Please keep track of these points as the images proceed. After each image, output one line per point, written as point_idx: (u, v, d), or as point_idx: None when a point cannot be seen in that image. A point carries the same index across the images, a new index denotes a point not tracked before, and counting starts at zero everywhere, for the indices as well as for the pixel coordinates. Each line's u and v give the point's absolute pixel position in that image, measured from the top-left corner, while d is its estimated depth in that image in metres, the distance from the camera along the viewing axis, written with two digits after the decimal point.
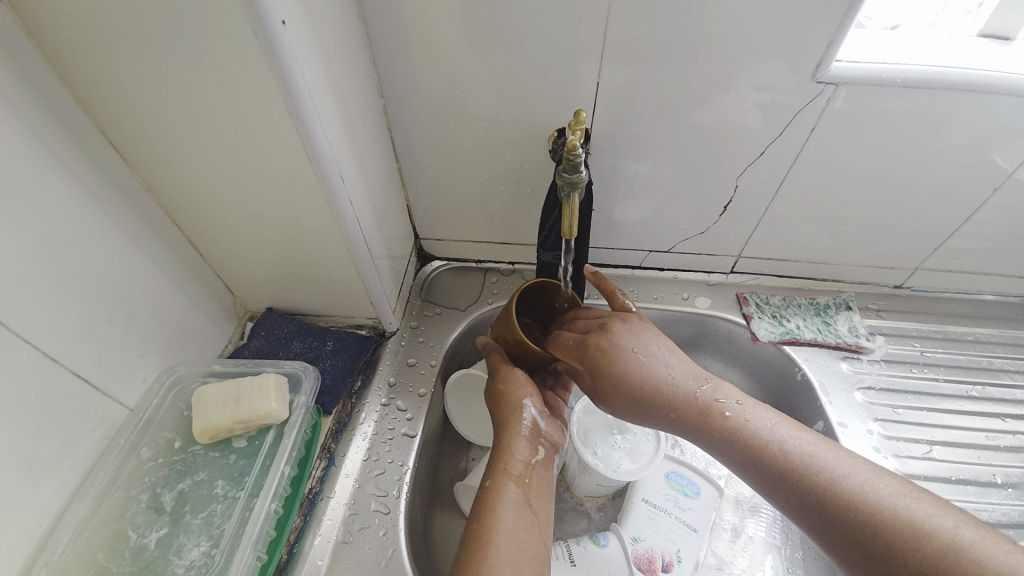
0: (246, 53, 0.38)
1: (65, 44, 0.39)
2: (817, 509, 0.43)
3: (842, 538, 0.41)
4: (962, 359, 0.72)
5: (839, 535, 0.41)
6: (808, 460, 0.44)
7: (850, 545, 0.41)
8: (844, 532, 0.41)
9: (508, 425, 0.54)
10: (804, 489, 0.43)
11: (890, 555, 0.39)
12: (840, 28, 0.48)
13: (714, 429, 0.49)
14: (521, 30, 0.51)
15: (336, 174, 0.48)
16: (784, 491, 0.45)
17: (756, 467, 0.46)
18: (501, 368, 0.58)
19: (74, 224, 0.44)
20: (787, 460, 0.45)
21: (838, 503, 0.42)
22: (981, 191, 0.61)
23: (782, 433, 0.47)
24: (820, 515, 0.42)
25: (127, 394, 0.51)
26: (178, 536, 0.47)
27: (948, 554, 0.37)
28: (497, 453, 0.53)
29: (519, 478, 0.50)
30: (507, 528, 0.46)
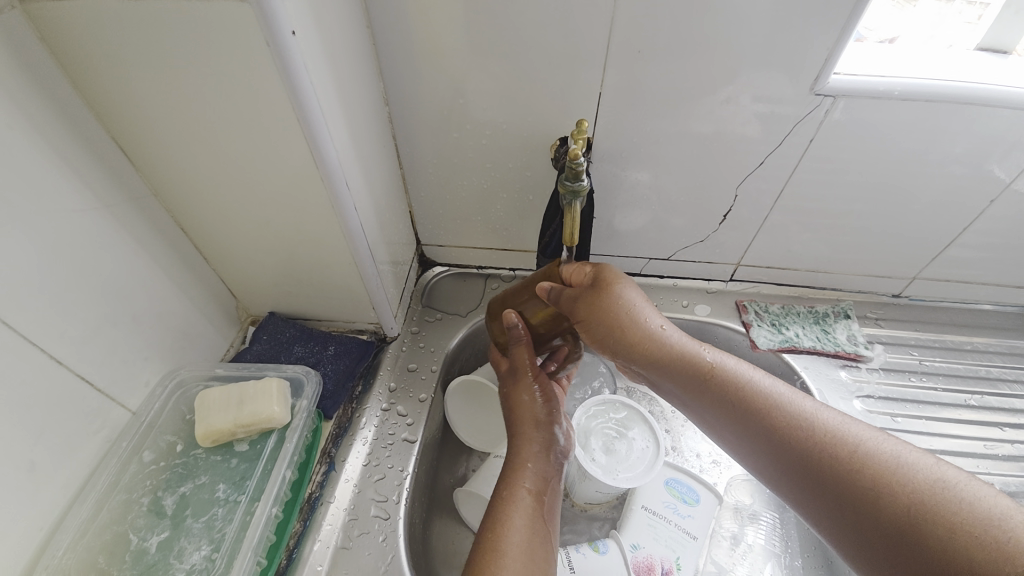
0: (257, 61, 0.39)
1: (78, 51, 0.40)
2: (802, 463, 0.41)
3: (826, 491, 0.40)
4: (960, 369, 0.72)
5: (824, 489, 0.40)
6: (796, 416, 0.44)
7: (835, 498, 0.39)
8: (829, 485, 0.40)
9: (525, 433, 0.55)
10: (790, 445, 0.43)
11: (875, 505, 0.37)
12: (838, 42, 0.49)
13: (704, 386, 0.48)
14: (525, 40, 0.52)
15: (341, 180, 0.49)
16: (770, 446, 0.44)
17: (738, 416, 0.46)
18: (525, 369, 0.55)
19: (82, 227, 0.45)
20: (776, 415, 0.44)
21: (823, 455, 0.41)
22: (979, 202, 0.62)
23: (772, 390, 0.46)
24: (805, 470, 0.41)
25: (129, 397, 0.51)
26: (179, 540, 0.47)
27: (933, 498, 0.35)
28: (513, 462, 0.53)
29: (532, 488, 0.51)
30: (520, 537, 0.47)
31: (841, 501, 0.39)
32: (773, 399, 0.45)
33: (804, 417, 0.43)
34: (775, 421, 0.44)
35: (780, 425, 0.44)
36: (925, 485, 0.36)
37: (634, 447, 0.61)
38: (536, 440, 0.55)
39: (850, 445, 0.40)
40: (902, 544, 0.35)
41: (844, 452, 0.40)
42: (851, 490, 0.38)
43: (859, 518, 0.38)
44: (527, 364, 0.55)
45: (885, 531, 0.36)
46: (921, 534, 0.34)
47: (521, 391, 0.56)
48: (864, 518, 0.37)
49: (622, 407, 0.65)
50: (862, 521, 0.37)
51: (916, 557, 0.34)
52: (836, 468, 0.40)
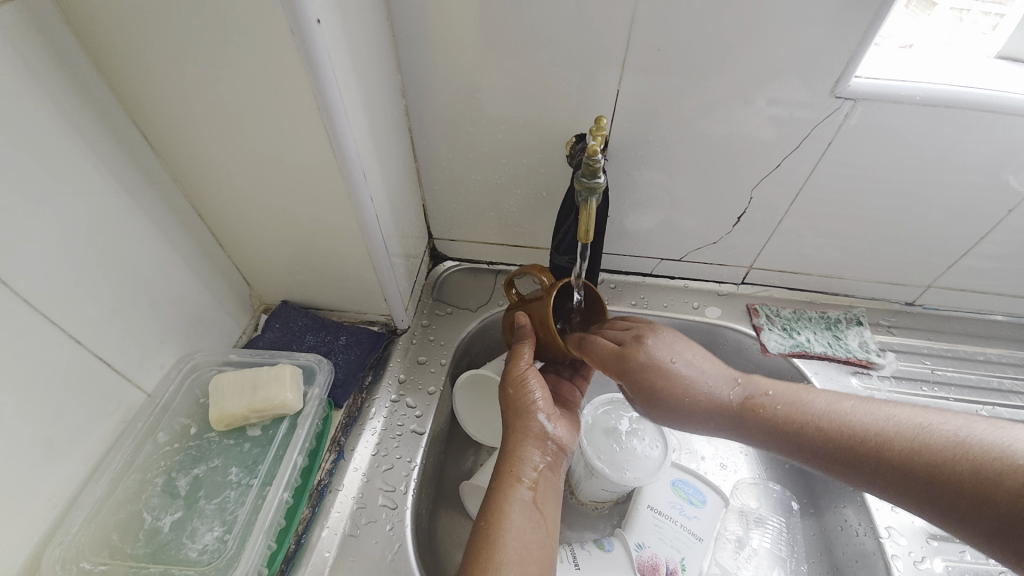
0: (282, 50, 0.39)
1: (104, 35, 0.40)
2: (875, 466, 0.46)
3: (906, 482, 0.44)
4: (972, 379, 0.71)
5: (906, 485, 0.44)
6: (847, 418, 0.49)
7: (918, 489, 0.44)
8: (909, 479, 0.44)
9: (517, 424, 0.54)
10: (857, 453, 0.47)
11: (951, 486, 0.42)
12: (860, 46, 0.49)
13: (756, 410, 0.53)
14: (544, 36, 0.52)
15: (359, 171, 0.49)
16: (843, 459, 0.48)
17: (800, 439, 0.50)
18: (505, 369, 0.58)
19: (104, 209, 0.46)
20: (833, 429, 0.49)
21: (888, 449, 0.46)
22: (995, 211, 0.61)
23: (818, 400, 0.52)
24: (881, 473, 0.46)
25: (145, 380, 0.52)
26: (191, 520, 0.48)
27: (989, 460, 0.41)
28: (503, 457, 0.53)
29: (526, 480, 0.51)
30: (517, 531, 0.47)
31: (921, 488, 0.43)
32: (822, 408, 0.51)
33: (853, 417, 0.49)
34: (837, 433, 0.49)
35: (842, 436, 0.48)
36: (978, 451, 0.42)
37: (642, 445, 0.62)
38: (530, 436, 0.54)
39: (906, 437, 0.46)
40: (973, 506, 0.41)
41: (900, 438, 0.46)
42: (926, 478, 0.43)
43: (933, 496, 0.43)
44: (522, 360, 0.57)
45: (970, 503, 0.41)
46: (998, 499, 0.39)
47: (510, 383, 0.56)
48: (950, 498, 0.42)
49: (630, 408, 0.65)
50: (949, 503, 0.42)
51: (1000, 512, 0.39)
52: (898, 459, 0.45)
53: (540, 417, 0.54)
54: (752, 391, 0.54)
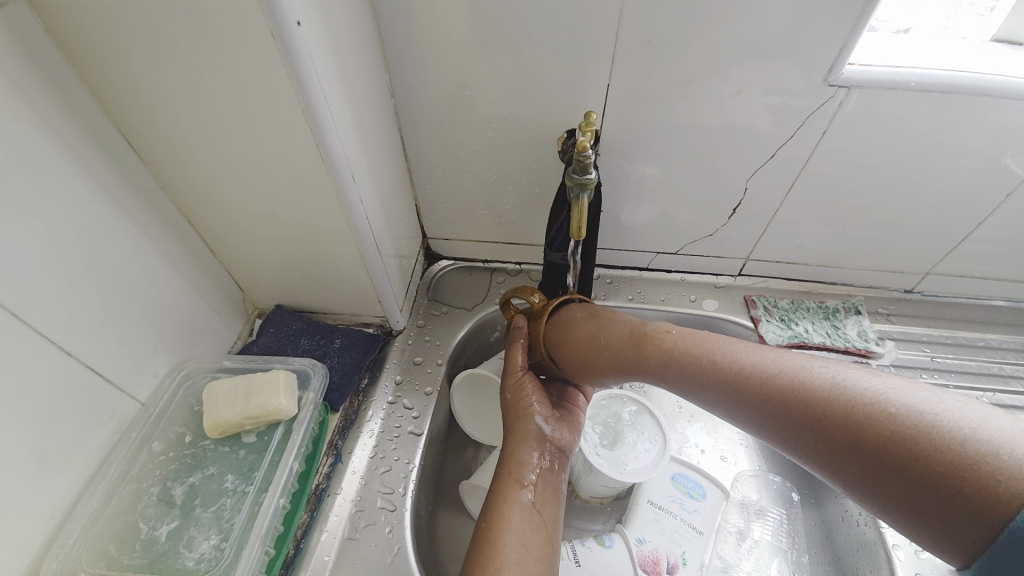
0: (264, 53, 0.39)
1: (84, 42, 0.39)
2: (817, 431, 0.41)
3: (839, 452, 0.39)
4: (973, 366, 0.71)
5: (808, 440, 0.41)
6: (804, 380, 0.44)
7: (850, 460, 0.39)
8: (814, 432, 0.41)
9: (515, 427, 0.55)
10: (799, 416, 0.42)
11: (848, 440, 0.39)
12: (853, 32, 0.48)
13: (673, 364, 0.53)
14: (532, 31, 0.51)
15: (347, 173, 0.49)
16: (754, 412, 0.46)
17: (717, 391, 0.49)
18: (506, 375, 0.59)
19: (91, 219, 0.45)
20: (784, 390, 0.44)
21: (831, 416, 0.40)
22: (994, 196, 0.60)
23: (785, 361, 0.46)
24: (817, 440, 0.41)
25: (139, 389, 0.52)
26: (188, 529, 0.48)
27: (943, 439, 0.34)
28: (502, 459, 0.53)
29: (527, 482, 0.51)
30: (516, 532, 0.47)
31: (854, 459, 0.38)
32: (784, 369, 0.46)
33: (810, 379, 0.43)
34: (787, 395, 0.44)
35: (792, 397, 0.43)
36: (929, 429, 0.35)
37: (641, 437, 0.62)
38: (528, 438, 0.54)
39: (811, 388, 0.43)
40: (874, 464, 0.37)
41: (847, 404, 0.40)
42: (825, 432, 0.40)
43: (837, 454, 0.39)
44: (517, 367, 0.59)
45: (901, 480, 0.35)
46: (896, 455, 0.36)
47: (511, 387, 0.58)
48: (882, 474, 0.37)
49: (626, 402, 0.65)
50: (879, 477, 0.37)
51: (897, 471, 0.36)
52: (838, 427, 0.39)
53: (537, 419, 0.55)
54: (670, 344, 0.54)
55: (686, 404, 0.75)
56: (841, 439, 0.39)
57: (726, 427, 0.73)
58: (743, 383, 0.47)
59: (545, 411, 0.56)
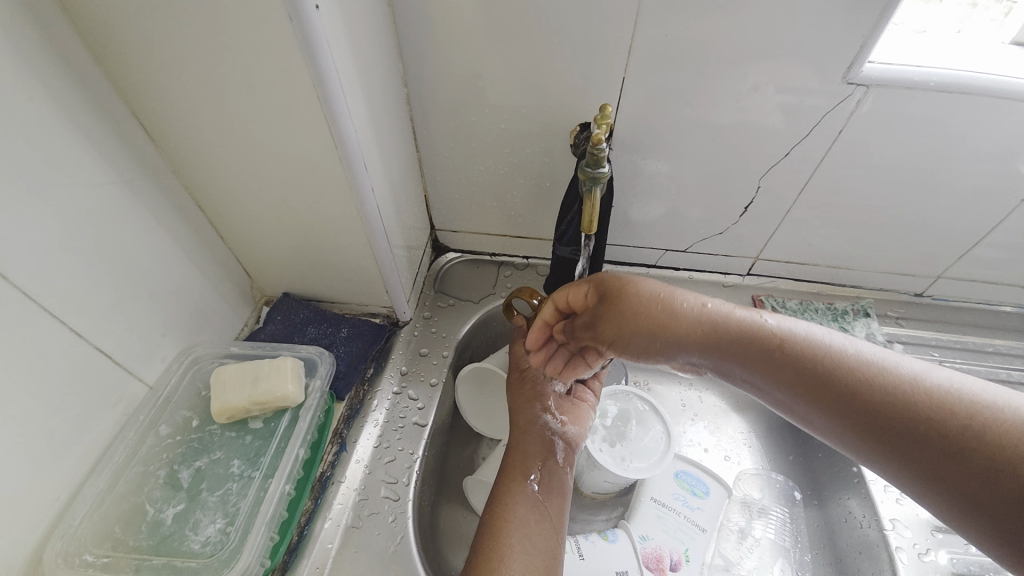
0: (279, 37, 0.38)
1: (99, 22, 0.39)
2: (874, 422, 0.37)
3: (867, 428, 0.37)
4: (981, 371, 0.70)
5: (858, 425, 0.38)
6: (832, 357, 0.40)
7: (882, 444, 0.37)
8: (866, 420, 0.37)
9: (519, 419, 0.56)
10: (822, 386, 0.40)
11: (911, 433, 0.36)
12: (874, 30, 0.47)
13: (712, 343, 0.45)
14: (548, 22, 0.51)
15: (360, 162, 0.49)
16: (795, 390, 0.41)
17: (754, 368, 0.43)
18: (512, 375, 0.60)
19: (103, 201, 0.45)
20: (804, 358, 0.41)
21: (859, 388, 0.38)
22: (1009, 201, 0.60)
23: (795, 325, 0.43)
24: (841, 413, 0.39)
25: (146, 373, 0.52)
26: (194, 512, 0.48)
27: (982, 422, 0.34)
28: (508, 453, 0.54)
29: (532, 474, 0.51)
30: (520, 523, 0.47)
31: (882, 437, 0.37)
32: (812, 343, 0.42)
33: (831, 349, 0.41)
34: (807, 362, 0.41)
35: (813, 365, 0.40)
36: (952, 405, 0.35)
37: (647, 430, 0.62)
38: (534, 431, 0.55)
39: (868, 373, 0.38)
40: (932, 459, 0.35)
41: (876, 379, 0.38)
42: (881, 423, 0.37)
43: (893, 445, 0.36)
44: (521, 361, 0.60)
45: (938, 467, 0.34)
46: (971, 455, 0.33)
47: (518, 377, 0.59)
48: (913, 451, 0.35)
49: (621, 399, 0.65)
50: (912, 456, 0.35)
51: (964, 469, 0.33)
52: (867, 402, 0.38)
53: (544, 408, 0.56)
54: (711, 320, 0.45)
55: (691, 403, 0.75)
56: (870, 415, 0.37)
57: (730, 427, 0.73)
58: (787, 363, 0.42)
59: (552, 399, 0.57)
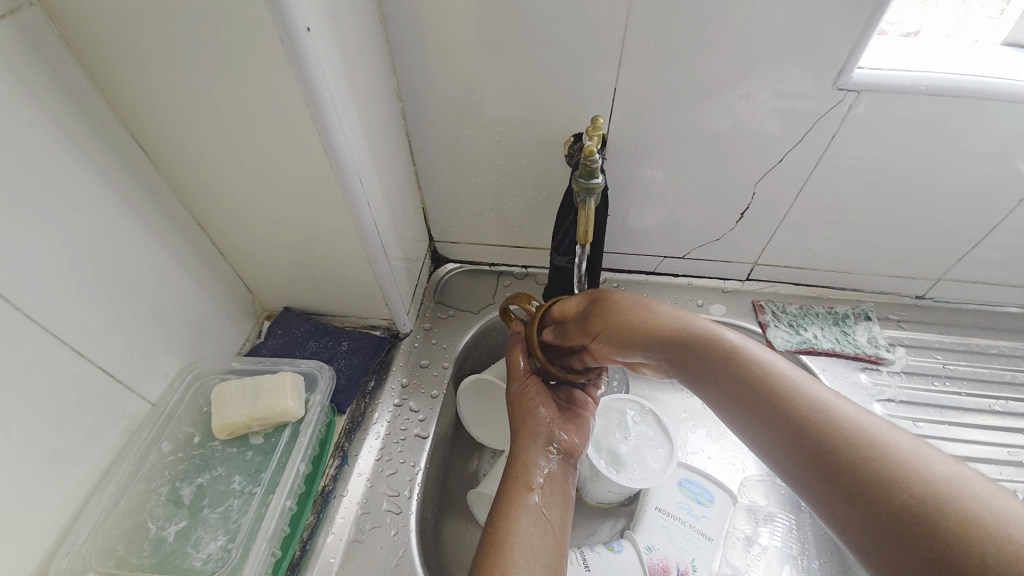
0: (275, 60, 0.39)
1: (98, 47, 0.40)
2: (793, 433, 0.36)
3: (819, 473, 0.34)
4: (985, 373, 0.70)
5: (775, 430, 0.37)
6: (769, 370, 0.40)
7: (800, 457, 0.35)
8: (785, 429, 0.36)
9: (522, 428, 0.55)
10: (747, 390, 0.40)
11: (819, 449, 0.34)
12: (863, 34, 0.48)
13: (659, 338, 0.46)
14: (539, 36, 0.51)
15: (356, 176, 0.49)
16: (728, 391, 0.41)
17: (699, 368, 0.43)
18: (513, 385, 0.59)
19: (105, 222, 0.46)
20: (737, 361, 0.41)
21: (812, 422, 0.35)
22: (1006, 202, 0.60)
23: (758, 347, 0.42)
24: (761, 418, 0.38)
25: (149, 389, 0.52)
26: (196, 529, 0.48)
27: (912, 463, 0.31)
28: (511, 463, 0.53)
29: (534, 485, 0.51)
30: (523, 535, 0.47)
31: (832, 485, 0.33)
32: (752, 356, 0.41)
33: (760, 360, 0.41)
34: (758, 379, 0.40)
35: (763, 383, 0.39)
36: (860, 429, 0.34)
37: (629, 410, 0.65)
38: (538, 440, 0.54)
39: (791, 389, 0.38)
40: (838, 477, 0.33)
41: (813, 408, 0.36)
42: (796, 435, 0.36)
43: (804, 458, 0.35)
44: (520, 368, 0.59)
45: (841, 485, 0.33)
46: (867, 474, 0.32)
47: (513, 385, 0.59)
48: (856, 498, 0.32)
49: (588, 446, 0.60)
50: (840, 493, 0.33)
51: (858, 489, 0.32)
52: (815, 435, 0.35)
53: (541, 420, 0.55)
54: (663, 317, 0.47)
55: (693, 410, 0.74)
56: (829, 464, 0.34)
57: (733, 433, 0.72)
58: (727, 368, 0.41)
59: (552, 411, 0.56)
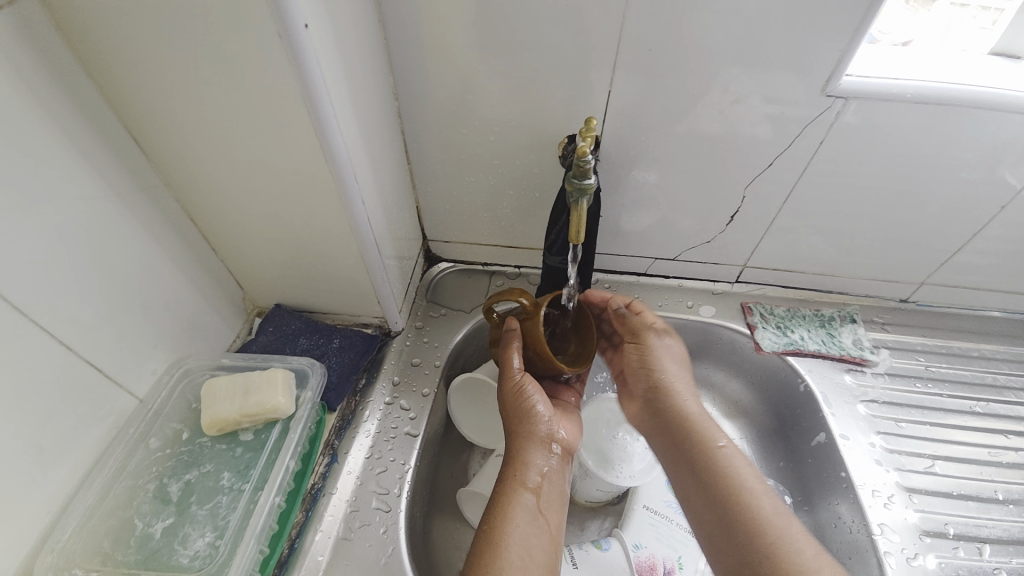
0: (272, 56, 0.39)
1: (92, 37, 0.40)
2: (709, 489, 0.52)
3: (714, 513, 0.50)
4: (966, 376, 0.72)
5: (694, 476, 0.53)
6: (717, 447, 0.54)
7: (709, 504, 0.51)
8: (705, 482, 0.52)
9: (522, 426, 0.54)
10: (692, 447, 0.55)
11: (721, 502, 0.50)
12: (851, 43, 0.49)
13: (636, 377, 0.62)
14: (535, 37, 0.52)
15: (351, 175, 0.49)
16: (667, 434, 0.58)
17: (651, 407, 0.60)
18: (507, 382, 0.56)
19: (96, 215, 0.46)
20: (691, 425, 0.56)
21: (727, 491, 0.50)
22: (988, 208, 0.61)
23: (716, 425, 0.56)
24: (687, 463, 0.55)
25: (137, 385, 0.52)
26: (183, 526, 0.48)
27: (784, 541, 0.46)
28: (510, 461, 0.53)
29: (532, 485, 0.51)
30: (519, 535, 0.47)
31: (716, 522, 0.50)
32: (708, 430, 0.55)
33: (716, 438, 0.54)
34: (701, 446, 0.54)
35: (704, 451, 0.54)
36: (760, 509, 0.48)
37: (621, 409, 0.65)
38: (537, 440, 0.54)
39: (727, 467, 0.52)
40: (721, 516, 0.50)
41: (734, 484, 0.51)
42: (711, 489, 0.52)
43: (713, 506, 0.51)
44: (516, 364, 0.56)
45: (722, 523, 0.49)
46: (742, 524, 0.48)
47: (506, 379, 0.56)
48: (725, 530, 0.49)
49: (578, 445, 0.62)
50: (721, 529, 0.49)
51: (733, 527, 0.49)
52: (728, 501, 0.50)
53: (542, 420, 0.54)
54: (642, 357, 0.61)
55: None
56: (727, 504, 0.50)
57: None
58: (679, 422, 0.57)
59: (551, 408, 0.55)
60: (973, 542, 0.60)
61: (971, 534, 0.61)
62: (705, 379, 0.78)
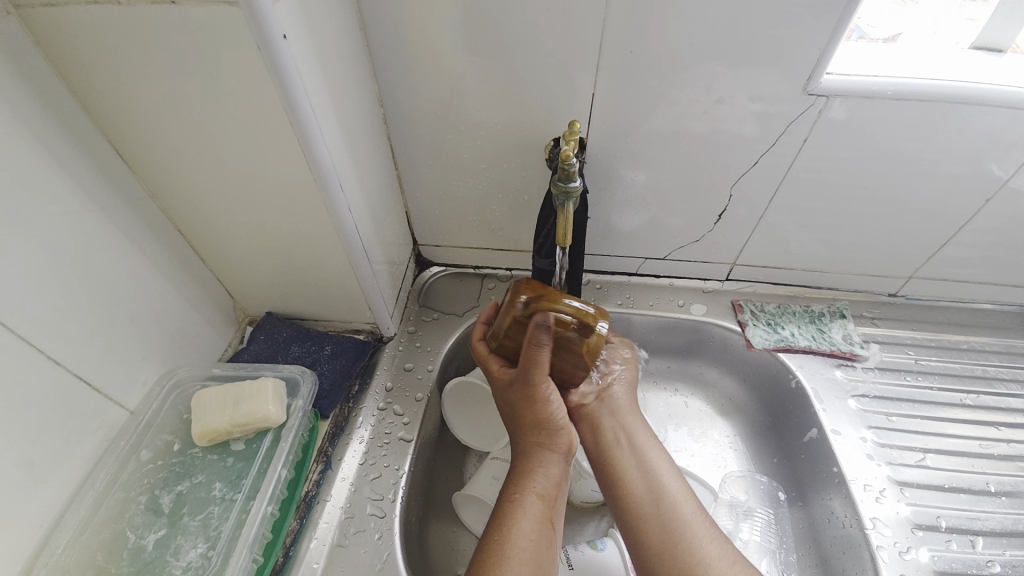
0: (252, 67, 0.39)
1: (73, 52, 0.40)
2: (632, 483, 0.54)
3: (635, 507, 0.53)
4: (957, 368, 0.72)
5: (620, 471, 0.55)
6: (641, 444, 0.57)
7: (630, 498, 0.54)
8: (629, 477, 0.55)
9: (543, 436, 0.52)
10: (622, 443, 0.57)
11: (642, 496, 0.53)
12: (830, 42, 0.49)
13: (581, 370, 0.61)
14: (517, 41, 0.52)
15: (336, 182, 0.49)
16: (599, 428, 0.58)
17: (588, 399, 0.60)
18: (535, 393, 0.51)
19: (81, 229, 0.46)
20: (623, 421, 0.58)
21: (650, 487, 0.54)
22: (974, 202, 0.62)
23: (640, 425, 0.59)
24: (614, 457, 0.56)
25: (128, 398, 0.52)
26: (175, 538, 0.48)
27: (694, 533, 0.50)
28: (523, 466, 0.52)
29: (545, 494, 0.51)
30: (529, 543, 0.47)
31: (638, 514, 0.52)
32: (633, 428, 0.58)
33: (642, 436, 0.57)
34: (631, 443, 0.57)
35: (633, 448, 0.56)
36: (675, 504, 0.53)
37: None
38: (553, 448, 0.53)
39: (651, 464, 0.55)
40: (641, 509, 0.53)
41: (656, 480, 0.54)
42: (634, 483, 0.54)
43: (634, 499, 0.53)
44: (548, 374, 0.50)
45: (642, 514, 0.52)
46: (659, 517, 0.52)
47: (521, 389, 0.51)
48: (643, 523, 0.52)
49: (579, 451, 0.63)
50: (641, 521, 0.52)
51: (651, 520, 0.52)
52: (649, 495, 0.53)
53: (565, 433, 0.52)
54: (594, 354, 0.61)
55: (676, 408, 0.77)
56: (654, 493, 0.53)
57: (715, 431, 0.75)
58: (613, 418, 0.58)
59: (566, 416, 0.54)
60: (966, 534, 0.61)
61: (964, 527, 0.61)
62: (698, 377, 0.79)
